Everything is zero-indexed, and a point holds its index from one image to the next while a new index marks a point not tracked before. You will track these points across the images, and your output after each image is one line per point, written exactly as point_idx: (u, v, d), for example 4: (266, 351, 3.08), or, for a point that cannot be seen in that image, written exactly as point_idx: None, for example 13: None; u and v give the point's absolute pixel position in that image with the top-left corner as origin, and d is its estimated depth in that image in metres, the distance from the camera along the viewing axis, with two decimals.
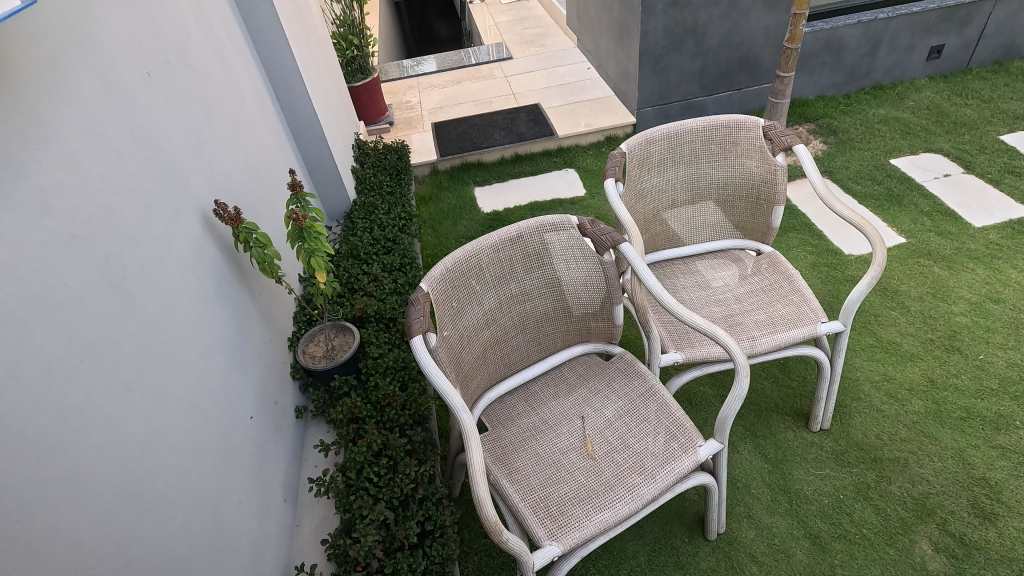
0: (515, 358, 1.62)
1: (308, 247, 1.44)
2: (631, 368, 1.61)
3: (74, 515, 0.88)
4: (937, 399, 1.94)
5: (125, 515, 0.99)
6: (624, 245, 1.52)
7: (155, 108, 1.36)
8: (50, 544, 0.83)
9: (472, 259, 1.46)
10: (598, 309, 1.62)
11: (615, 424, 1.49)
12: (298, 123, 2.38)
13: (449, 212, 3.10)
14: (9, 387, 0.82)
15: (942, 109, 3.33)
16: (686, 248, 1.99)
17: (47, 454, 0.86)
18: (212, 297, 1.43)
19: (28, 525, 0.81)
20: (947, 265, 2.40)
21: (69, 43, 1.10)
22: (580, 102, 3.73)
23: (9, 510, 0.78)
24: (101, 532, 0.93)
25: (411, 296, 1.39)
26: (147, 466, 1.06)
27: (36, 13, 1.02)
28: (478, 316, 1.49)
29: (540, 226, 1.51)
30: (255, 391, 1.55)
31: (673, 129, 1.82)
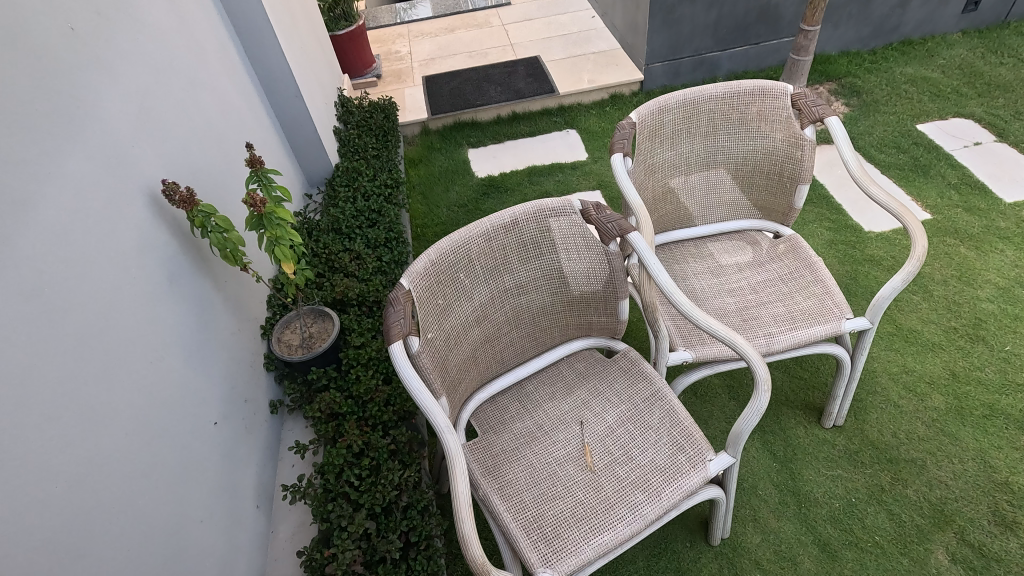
0: (508, 355, 1.47)
1: (272, 235, 1.26)
2: (635, 368, 1.47)
3: None
4: (958, 395, 1.82)
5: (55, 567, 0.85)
6: (633, 235, 1.35)
7: (83, 68, 1.14)
8: None
9: (460, 250, 1.28)
10: (601, 303, 1.46)
11: (617, 432, 1.36)
12: (271, 80, 2.13)
13: (441, 177, 2.88)
14: None
15: (975, 68, 3.08)
16: (697, 228, 1.81)
17: None
18: (166, 291, 1.26)
19: None
20: (974, 245, 2.23)
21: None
22: (583, 55, 3.44)
23: None
24: None
25: (390, 295, 1.22)
26: (85, 504, 0.91)
27: None
28: (466, 313, 1.33)
29: (538, 211, 1.33)
30: (222, 392, 1.40)
31: (690, 96, 1.61)
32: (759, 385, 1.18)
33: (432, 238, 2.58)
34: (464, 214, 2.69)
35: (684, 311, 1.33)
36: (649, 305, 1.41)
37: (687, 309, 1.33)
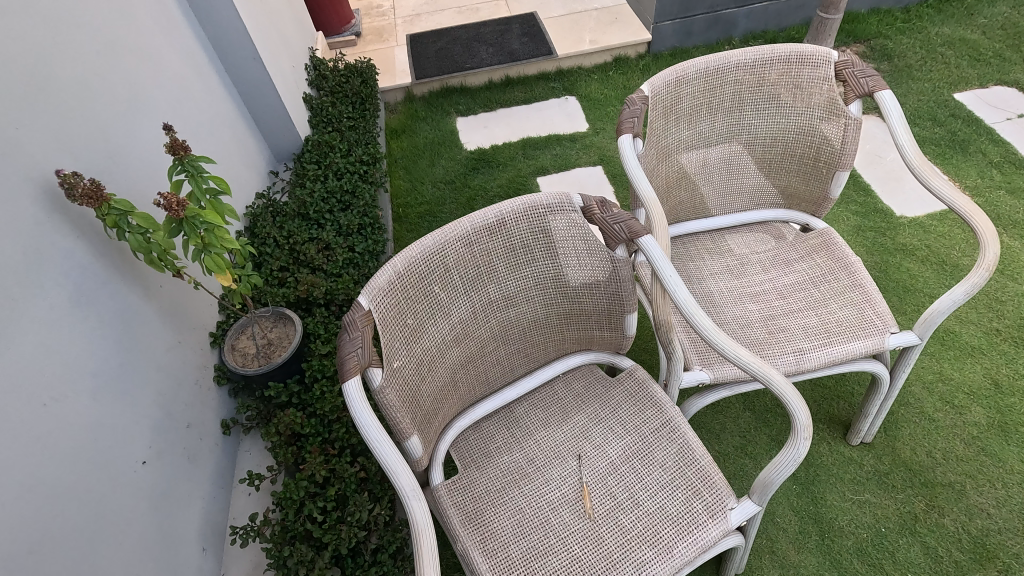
0: (494, 375, 1.25)
1: (200, 242, 1.05)
2: (643, 391, 1.26)
3: None
4: (1002, 409, 1.62)
5: None
6: (645, 239, 1.11)
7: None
8: None
9: (434, 258, 1.05)
10: (604, 316, 1.23)
11: (621, 470, 1.16)
12: (223, 39, 1.83)
13: (426, 149, 2.61)
14: None
15: (1020, 28, 2.77)
16: (716, 219, 1.57)
17: None
18: (71, 310, 1.02)
19: None
20: (1018, 233, 2.00)
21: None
22: (584, 12, 3.10)
23: None
24: None
25: (344, 318, 0.98)
26: None
27: None
28: (443, 332, 1.11)
29: (529, 208, 1.09)
30: (155, 423, 1.18)
31: (714, 64, 1.35)
32: (798, 434, 0.96)
33: (416, 220, 2.33)
34: (451, 192, 2.43)
35: (708, 338, 1.08)
36: (663, 323, 1.16)
37: (712, 334, 1.08)
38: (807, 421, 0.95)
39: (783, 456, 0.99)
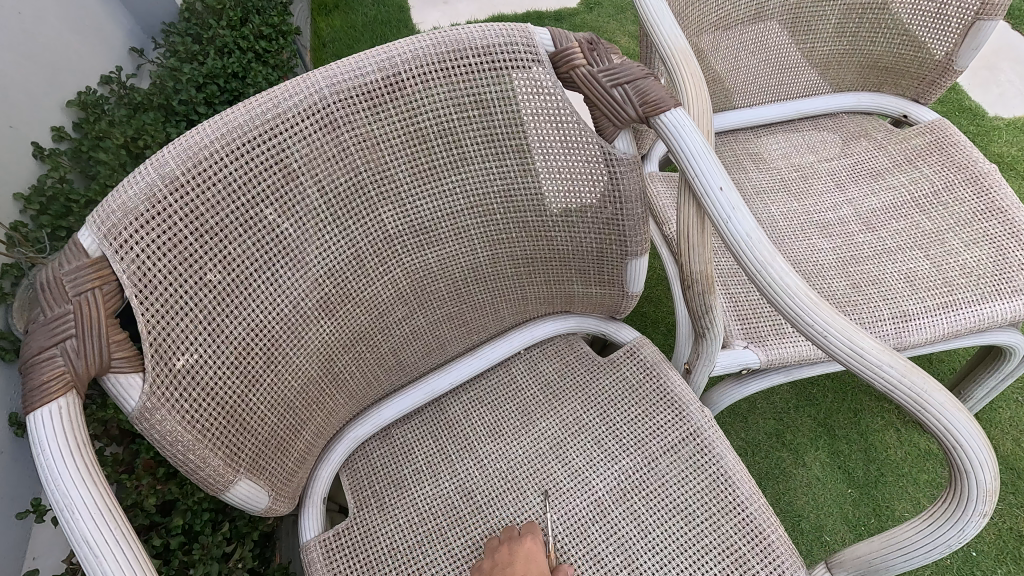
0: (410, 358, 0.77)
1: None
2: (651, 382, 0.78)
3: None
4: None
5: None
6: (669, 116, 0.57)
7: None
8: None
9: (250, 155, 0.53)
10: (592, 262, 0.73)
11: (612, 516, 0.70)
12: None
13: (366, 29, 1.98)
14: None
15: None
16: (766, 109, 1.04)
17: None
18: None
19: None
20: None
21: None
22: None
23: None
24: None
25: (36, 279, 0.46)
26: None
27: None
28: (293, 295, 0.60)
29: (448, 55, 0.56)
30: None
31: None
32: (966, 508, 0.49)
33: None
34: None
35: (794, 313, 0.52)
36: (697, 278, 0.65)
37: (806, 305, 0.51)
38: (988, 484, 0.48)
39: (921, 538, 0.52)
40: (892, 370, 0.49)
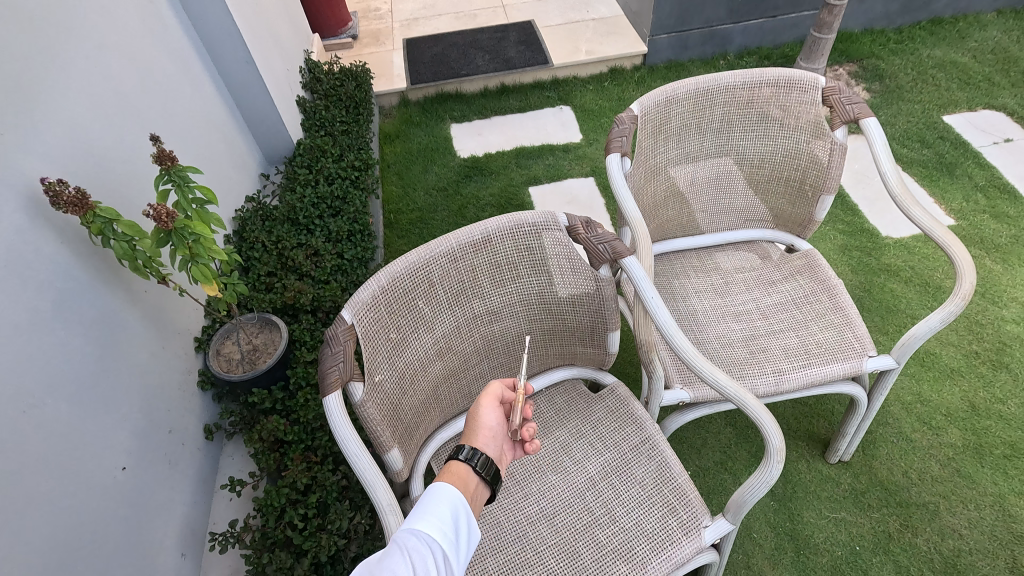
0: (478, 389, 1.27)
1: (188, 252, 1.05)
2: (624, 408, 1.27)
3: None
4: (977, 431, 1.64)
5: None
6: (629, 260, 1.12)
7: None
8: None
9: (418, 275, 1.06)
10: (588, 334, 1.25)
11: (599, 487, 1.17)
12: (214, 46, 1.81)
13: (419, 154, 2.61)
14: None
15: (1010, 53, 2.77)
16: (703, 237, 1.59)
17: None
18: (50, 319, 1.01)
19: None
20: (1000, 257, 2.02)
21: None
22: (582, 22, 3.11)
23: None
24: None
25: (326, 334, 0.99)
26: None
27: None
28: (426, 347, 1.12)
29: (515, 227, 1.10)
30: (131, 430, 1.17)
31: (704, 85, 1.36)
32: (771, 458, 0.99)
33: (406, 226, 2.33)
34: (443, 198, 2.43)
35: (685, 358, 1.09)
36: (644, 342, 1.21)
37: (689, 354, 1.09)
38: (780, 444, 0.98)
39: (755, 478, 1.01)
40: (728, 385, 1.06)
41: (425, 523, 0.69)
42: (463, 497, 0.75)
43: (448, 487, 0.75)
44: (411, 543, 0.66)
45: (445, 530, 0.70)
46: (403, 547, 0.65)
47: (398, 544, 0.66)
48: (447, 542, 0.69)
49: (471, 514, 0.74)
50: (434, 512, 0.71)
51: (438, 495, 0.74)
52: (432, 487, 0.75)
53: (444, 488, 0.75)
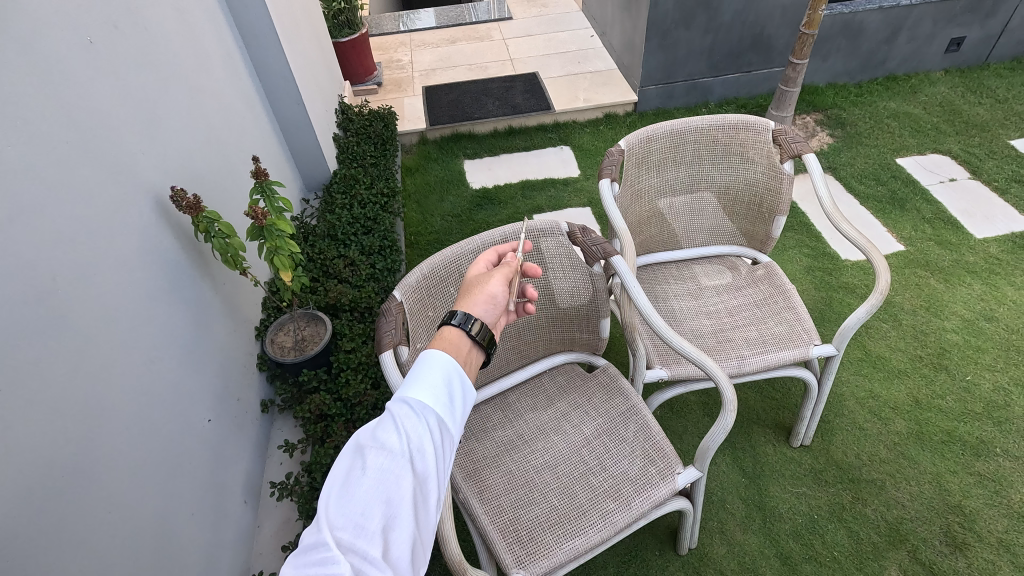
0: (493, 366, 1.54)
1: (273, 245, 1.33)
2: (614, 384, 1.55)
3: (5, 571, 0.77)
4: (919, 421, 1.91)
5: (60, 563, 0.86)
6: (616, 258, 1.42)
7: (92, 71, 1.14)
8: None
9: (451, 267, 1.35)
10: (584, 321, 1.54)
11: (592, 444, 1.44)
12: (274, 89, 2.16)
13: (436, 186, 2.95)
14: None
15: (955, 106, 3.17)
16: (681, 251, 1.90)
17: None
18: (168, 295, 1.29)
19: None
20: (943, 278, 2.32)
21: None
22: (580, 74, 3.53)
23: None
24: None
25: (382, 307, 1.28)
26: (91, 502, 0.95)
27: None
28: None
29: (527, 231, 1.40)
30: (215, 392, 1.42)
31: (678, 127, 1.69)
32: (725, 408, 1.30)
33: (425, 246, 2.64)
34: (457, 223, 2.75)
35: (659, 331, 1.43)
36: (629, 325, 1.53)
37: (661, 330, 1.43)
38: (732, 399, 1.31)
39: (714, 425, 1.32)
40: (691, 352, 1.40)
41: (418, 390, 0.71)
42: (455, 364, 0.77)
43: (440, 356, 0.77)
44: (405, 409, 0.69)
45: (440, 395, 0.72)
46: (397, 412, 0.68)
47: (393, 409, 0.68)
48: (442, 406, 0.71)
49: (465, 380, 0.76)
50: (427, 379, 0.72)
51: (431, 363, 0.75)
52: (423, 355, 0.77)
53: (437, 358, 0.76)
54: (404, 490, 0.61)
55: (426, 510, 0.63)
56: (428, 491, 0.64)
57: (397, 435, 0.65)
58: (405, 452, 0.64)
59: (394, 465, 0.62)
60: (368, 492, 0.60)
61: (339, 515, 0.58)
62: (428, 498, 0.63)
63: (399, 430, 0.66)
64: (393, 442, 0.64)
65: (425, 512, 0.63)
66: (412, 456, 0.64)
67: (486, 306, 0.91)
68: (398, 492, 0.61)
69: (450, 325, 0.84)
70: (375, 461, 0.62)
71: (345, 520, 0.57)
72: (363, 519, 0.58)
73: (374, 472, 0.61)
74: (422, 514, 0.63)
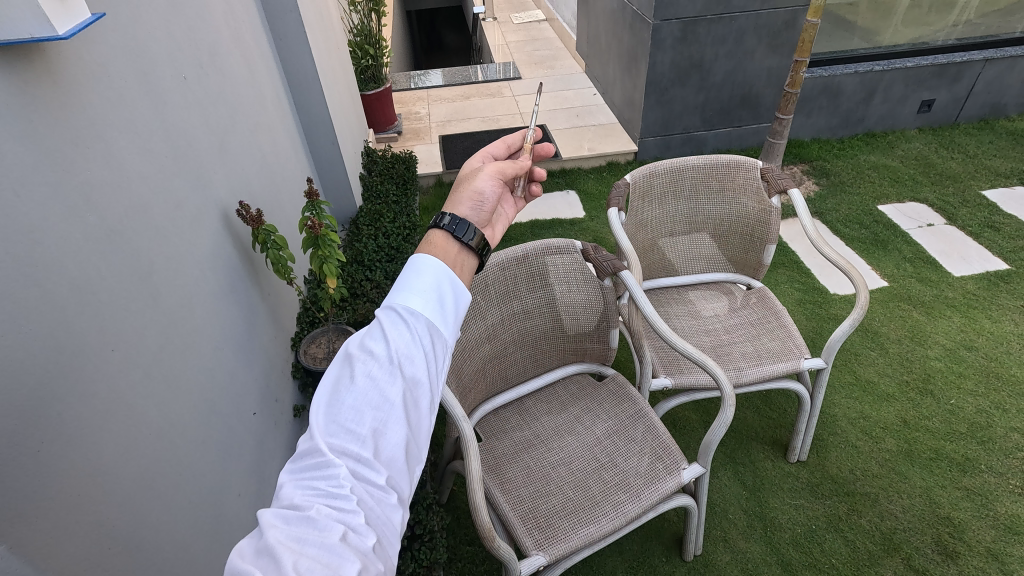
0: (512, 373, 1.67)
1: (324, 253, 1.60)
2: (622, 391, 1.69)
3: (108, 503, 0.89)
4: (908, 439, 2.03)
5: (147, 508, 0.97)
6: (624, 273, 1.61)
7: (184, 100, 1.35)
8: (94, 533, 0.84)
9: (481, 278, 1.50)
10: (594, 332, 1.69)
11: (604, 442, 1.57)
12: (312, 130, 2.40)
13: None
14: (67, 380, 0.85)
15: (929, 160, 3.44)
16: (682, 277, 2.08)
17: (85, 447, 0.86)
18: (228, 294, 1.44)
19: (82, 509, 0.83)
20: (925, 311, 2.49)
21: (110, 23, 1.09)
22: (585, 127, 3.83)
23: (71, 493, 0.81)
24: (129, 523, 0.92)
25: None
26: (171, 462, 1.07)
27: (102, 29, 1.06)
28: (480, 330, 1.51)
29: (546, 249, 1.58)
30: (258, 388, 1.55)
31: (676, 165, 1.91)
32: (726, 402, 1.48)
33: None
34: None
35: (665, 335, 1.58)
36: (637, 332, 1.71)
37: (667, 334, 1.58)
38: (731, 394, 1.49)
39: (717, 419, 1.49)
40: (696, 354, 1.55)
41: (405, 297, 0.70)
42: (446, 269, 0.75)
43: (431, 260, 0.74)
44: (393, 316, 0.69)
45: (429, 299, 0.71)
46: (384, 320, 0.68)
47: (381, 317, 0.68)
48: (432, 311, 0.71)
49: (458, 284, 0.75)
50: (416, 285, 0.71)
51: (421, 267, 0.73)
52: (413, 260, 0.74)
53: (426, 262, 0.73)
54: (393, 397, 0.64)
55: (417, 411, 0.66)
56: (419, 395, 0.66)
57: (384, 344, 0.66)
58: (392, 360, 0.65)
59: (381, 373, 0.64)
60: (358, 400, 0.62)
61: (332, 422, 0.61)
62: (419, 402, 0.66)
63: (386, 339, 0.66)
64: (381, 351, 0.66)
65: (417, 415, 0.66)
66: (399, 363, 0.65)
67: (472, 209, 0.85)
68: (387, 397, 0.63)
69: (437, 230, 0.80)
70: (363, 372, 0.64)
71: (336, 427, 0.61)
72: (354, 424, 0.61)
73: (362, 382, 0.63)
74: (414, 416, 0.66)
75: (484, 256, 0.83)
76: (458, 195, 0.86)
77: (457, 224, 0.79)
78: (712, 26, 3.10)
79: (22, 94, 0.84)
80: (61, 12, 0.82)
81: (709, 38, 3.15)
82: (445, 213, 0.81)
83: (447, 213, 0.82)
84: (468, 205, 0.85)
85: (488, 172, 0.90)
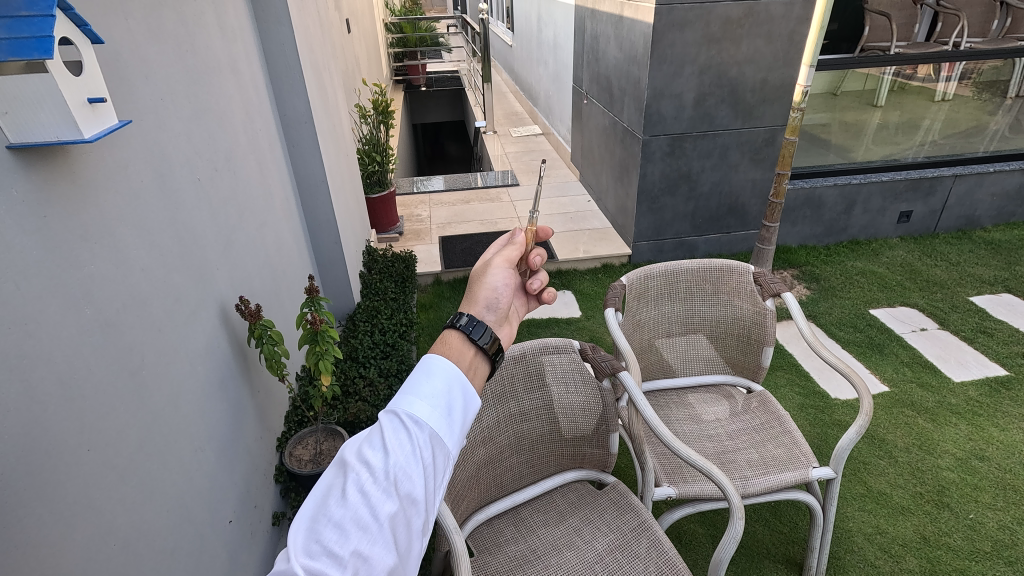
0: (508, 480, 1.59)
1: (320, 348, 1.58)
2: (623, 500, 1.59)
3: None
4: (931, 559, 1.90)
5: None
6: (623, 372, 1.59)
7: (196, 199, 1.40)
8: None
9: None
10: (594, 435, 1.63)
11: (606, 559, 1.45)
12: (317, 230, 2.48)
13: None
14: (29, 478, 0.78)
15: (915, 268, 3.54)
16: (680, 379, 2.05)
17: (41, 562, 0.78)
18: (217, 390, 1.40)
19: None
20: (930, 417, 2.44)
21: (134, 129, 1.16)
22: (580, 230, 3.97)
23: None
24: None
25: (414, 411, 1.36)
26: None
27: (124, 134, 1.12)
28: (476, 433, 1.46)
29: (544, 348, 1.58)
30: (238, 491, 1.46)
31: (670, 268, 1.95)
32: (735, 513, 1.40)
33: None
34: None
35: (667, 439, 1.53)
36: (638, 435, 1.66)
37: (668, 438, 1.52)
38: (739, 505, 1.41)
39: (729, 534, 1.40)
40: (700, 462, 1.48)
41: (413, 401, 0.65)
42: (459, 372, 0.70)
43: (443, 362, 0.70)
44: (395, 423, 0.63)
45: (437, 404, 0.66)
46: (386, 426, 0.63)
47: (383, 422, 0.64)
48: (438, 419, 0.65)
49: (468, 388, 0.70)
50: (425, 389, 0.66)
51: (431, 369, 0.69)
52: (424, 361, 0.70)
53: (438, 364, 0.69)
54: (384, 517, 0.58)
55: (408, 532, 0.60)
56: (413, 515, 0.60)
57: (381, 455, 0.61)
58: (388, 475, 0.60)
59: (374, 489, 0.59)
60: (344, 519, 0.57)
61: (314, 541, 0.56)
62: (411, 522, 0.60)
63: (384, 449, 0.61)
64: (378, 462, 0.60)
65: (407, 538, 0.60)
66: (395, 479, 0.59)
67: (487, 308, 0.82)
68: (377, 518, 0.57)
69: (452, 330, 0.76)
70: (354, 486, 0.59)
71: (319, 546, 0.56)
72: (335, 546, 0.56)
73: (352, 497, 0.58)
74: (405, 538, 0.59)
75: (501, 360, 0.79)
76: (472, 294, 0.82)
77: (473, 326, 0.76)
78: (698, 142, 3.33)
79: (41, 192, 0.87)
80: (88, 118, 0.87)
81: (696, 152, 3.37)
82: (461, 312, 0.78)
83: (464, 312, 0.78)
84: (483, 305, 0.81)
85: (498, 259, 0.86)
